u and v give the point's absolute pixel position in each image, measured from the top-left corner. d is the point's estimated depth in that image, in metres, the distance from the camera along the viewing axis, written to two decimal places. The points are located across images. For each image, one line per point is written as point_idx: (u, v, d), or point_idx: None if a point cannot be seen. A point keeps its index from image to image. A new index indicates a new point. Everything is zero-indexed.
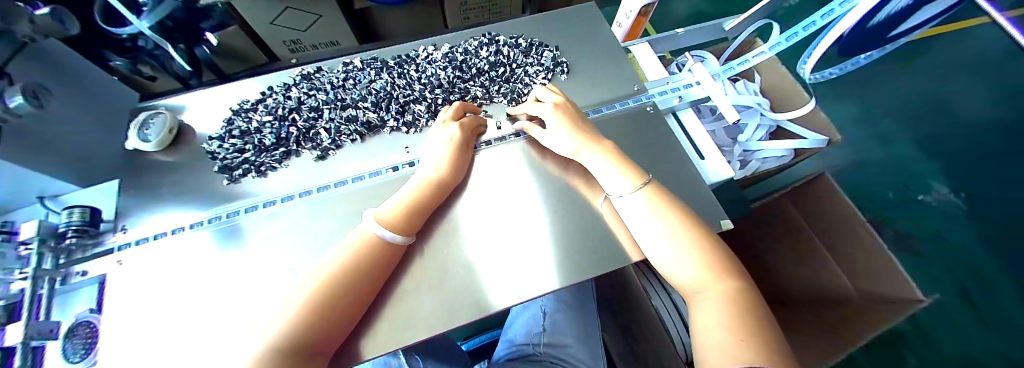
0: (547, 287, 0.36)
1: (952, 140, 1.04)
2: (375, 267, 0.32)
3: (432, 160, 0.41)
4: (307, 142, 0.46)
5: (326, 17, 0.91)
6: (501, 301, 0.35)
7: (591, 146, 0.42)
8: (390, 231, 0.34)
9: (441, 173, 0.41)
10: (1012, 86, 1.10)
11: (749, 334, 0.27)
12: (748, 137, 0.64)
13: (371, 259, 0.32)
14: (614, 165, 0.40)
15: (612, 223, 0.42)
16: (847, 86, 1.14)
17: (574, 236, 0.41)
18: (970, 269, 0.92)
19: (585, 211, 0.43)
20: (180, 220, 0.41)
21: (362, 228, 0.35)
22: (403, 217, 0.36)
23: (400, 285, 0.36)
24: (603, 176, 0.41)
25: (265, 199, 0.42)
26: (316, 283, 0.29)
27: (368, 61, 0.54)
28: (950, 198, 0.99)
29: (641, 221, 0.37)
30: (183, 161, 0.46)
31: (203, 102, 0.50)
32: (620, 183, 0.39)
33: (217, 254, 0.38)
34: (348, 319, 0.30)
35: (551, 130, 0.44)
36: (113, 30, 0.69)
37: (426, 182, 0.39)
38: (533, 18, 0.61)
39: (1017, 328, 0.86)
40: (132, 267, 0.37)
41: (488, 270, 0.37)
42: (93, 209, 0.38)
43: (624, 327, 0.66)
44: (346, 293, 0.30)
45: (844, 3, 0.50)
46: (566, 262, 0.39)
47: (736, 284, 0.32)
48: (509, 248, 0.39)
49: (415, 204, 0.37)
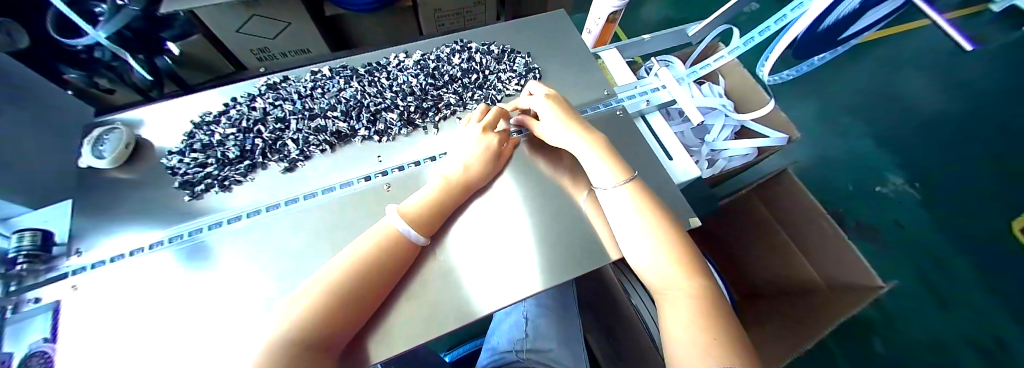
0: (530, 289, 0.36)
1: (904, 133, 1.12)
2: (395, 263, 0.34)
3: (461, 157, 0.43)
4: (274, 154, 0.44)
5: (296, 25, 0.89)
6: (485, 305, 0.35)
7: (582, 134, 0.44)
8: (410, 227, 0.36)
9: (474, 169, 0.43)
10: (952, 82, 1.19)
11: (716, 334, 0.28)
12: (714, 137, 0.67)
13: (394, 254, 0.34)
14: (603, 159, 0.42)
15: (593, 218, 0.42)
16: (807, 85, 1.21)
17: (550, 238, 0.41)
18: (928, 253, 0.98)
19: (566, 212, 0.43)
20: (140, 240, 0.39)
21: (384, 223, 0.36)
22: (425, 214, 0.37)
23: (407, 288, 0.36)
24: (587, 164, 0.42)
25: (230, 214, 0.41)
26: (331, 278, 0.30)
27: (337, 70, 0.53)
28: (905, 188, 1.05)
29: (621, 213, 0.38)
30: (144, 178, 0.44)
31: (163, 116, 0.48)
32: (606, 176, 0.40)
33: (181, 275, 0.36)
34: (357, 317, 0.30)
35: (551, 125, 0.45)
36: (67, 41, 0.67)
37: (449, 180, 0.41)
38: (505, 25, 0.62)
39: (968, 307, 0.93)
40: (88, 292, 0.35)
41: (465, 277, 0.37)
42: (45, 232, 0.36)
43: (605, 327, 0.71)
44: (365, 283, 0.31)
45: (796, 7, 0.51)
46: (547, 261, 0.39)
47: (703, 285, 0.33)
48: (492, 250, 0.39)
49: (438, 203, 0.39)
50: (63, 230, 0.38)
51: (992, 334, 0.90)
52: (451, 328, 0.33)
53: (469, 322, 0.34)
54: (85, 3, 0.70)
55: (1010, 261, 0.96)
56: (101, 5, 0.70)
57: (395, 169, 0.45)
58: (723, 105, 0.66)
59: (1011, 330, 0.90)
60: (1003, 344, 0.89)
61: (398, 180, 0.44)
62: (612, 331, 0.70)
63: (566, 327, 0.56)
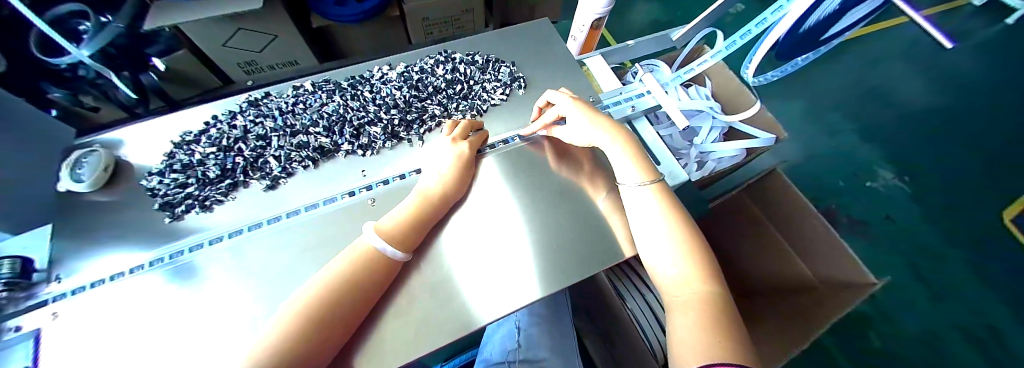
0: (528, 299, 0.36)
1: (891, 128, 1.13)
2: (375, 280, 0.32)
3: (433, 172, 0.42)
4: (256, 172, 0.44)
5: (283, 37, 0.89)
6: (486, 315, 0.35)
7: (612, 132, 0.43)
8: (389, 245, 0.34)
9: (446, 181, 0.42)
10: (936, 76, 1.21)
11: (728, 337, 0.26)
12: (703, 140, 0.67)
13: (371, 270, 0.33)
14: (631, 159, 0.41)
15: (610, 215, 0.43)
16: (795, 82, 1.22)
17: (558, 240, 0.41)
18: (921, 247, 0.99)
19: (575, 212, 0.44)
20: (123, 263, 0.38)
21: (361, 241, 0.35)
22: (403, 229, 0.36)
23: (392, 305, 0.35)
24: (616, 163, 0.41)
25: (213, 234, 0.40)
26: (310, 294, 0.30)
27: (320, 84, 0.53)
28: (894, 182, 1.06)
29: (646, 216, 0.37)
30: (125, 201, 0.42)
31: (144, 135, 0.47)
32: (631, 174, 0.40)
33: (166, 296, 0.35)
34: (342, 331, 0.29)
35: (577, 123, 0.44)
36: (50, 60, 0.66)
37: (423, 196, 0.39)
38: (488, 35, 0.62)
39: (963, 299, 0.93)
40: (68, 321, 0.33)
41: (463, 287, 0.37)
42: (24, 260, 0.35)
43: (600, 337, 0.71)
44: (350, 294, 0.30)
45: (776, 10, 0.50)
46: (552, 267, 0.39)
47: (718, 288, 0.31)
48: (489, 260, 0.39)
49: (415, 217, 0.37)
50: (45, 255, 0.37)
51: (987, 325, 0.91)
52: (431, 348, 0.32)
53: (456, 339, 0.33)
54: (67, 22, 0.68)
55: (1001, 251, 0.97)
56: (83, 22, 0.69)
57: (380, 183, 0.45)
58: (709, 107, 0.66)
59: (1005, 321, 0.91)
60: (998, 334, 0.90)
61: (383, 194, 0.44)
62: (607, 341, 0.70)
63: (560, 336, 0.57)
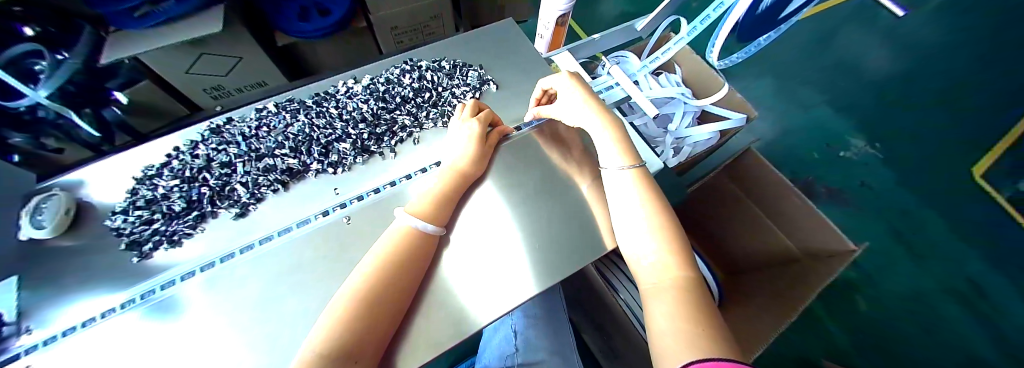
0: (524, 296, 0.36)
1: (861, 96, 1.16)
2: (417, 257, 0.34)
3: (454, 154, 0.43)
4: (224, 200, 0.43)
5: (249, 59, 0.88)
6: (482, 315, 0.35)
7: (601, 114, 0.43)
8: (424, 221, 0.36)
9: (468, 161, 0.43)
10: (896, 41, 1.25)
11: (702, 322, 0.26)
12: (677, 126, 0.69)
13: (418, 251, 0.34)
14: (614, 141, 0.41)
15: (594, 206, 0.43)
16: (764, 60, 1.24)
17: (540, 239, 0.41)
18: (897, 210, 1.02)
19: (553, 209, 0.43)
20: (93, 308, 0.35)
21: (397, 225, 0.36)
22: (432, 208, 0.38)
23: (423, 301, 0.35)
24: (601, 147, 0.41)
25: (184, 269, 0.39)
26: (367, 276, 0.31)
27: (284, 104, 0.52)
28: (867, 149, 1.09)
29: (624, 202, 0.37)
30: (91, 243, 0.40)
31: (108, 173, 0.45)
32: (614, 159, 0.40)
33: (149, 334, 0.34)
34: (391, 322, 0.30)
35: (568, 105, 0.45)
36: (7, 103, 0.61)
37: (451, 173, 0.41)
38: (452, 40, 0.62)
39: (940, 255, 0.97)
40: None
41: (458, 292, 0.36)
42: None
43: (598, 327, 0.75)
44: (396, 282, 0.31)
45: (717, 7, 0.48)
46: (537, 264, 0.39)
47: (691, 274, 0.31)
48: (485, 263, 0.38)
49: (442, 197, 0.39)
50: (10, 308, 0.34)
51: (967, 280, 0.94)
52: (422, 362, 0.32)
53: (444, 352, 0.32)
54: (22, 62, 0.62)
55: (970, 206, 1.01)
56: (42, 62, 0.63)
57: (354, 200, 0.44)
58: (681, 93, 0.68)
59: (982, 271, 0.95)
60: (977, 286, 0.93)
61: (358, 212, 0.43)
62: (604, 330, 0.73)
63: (555, 333, 0.59)
